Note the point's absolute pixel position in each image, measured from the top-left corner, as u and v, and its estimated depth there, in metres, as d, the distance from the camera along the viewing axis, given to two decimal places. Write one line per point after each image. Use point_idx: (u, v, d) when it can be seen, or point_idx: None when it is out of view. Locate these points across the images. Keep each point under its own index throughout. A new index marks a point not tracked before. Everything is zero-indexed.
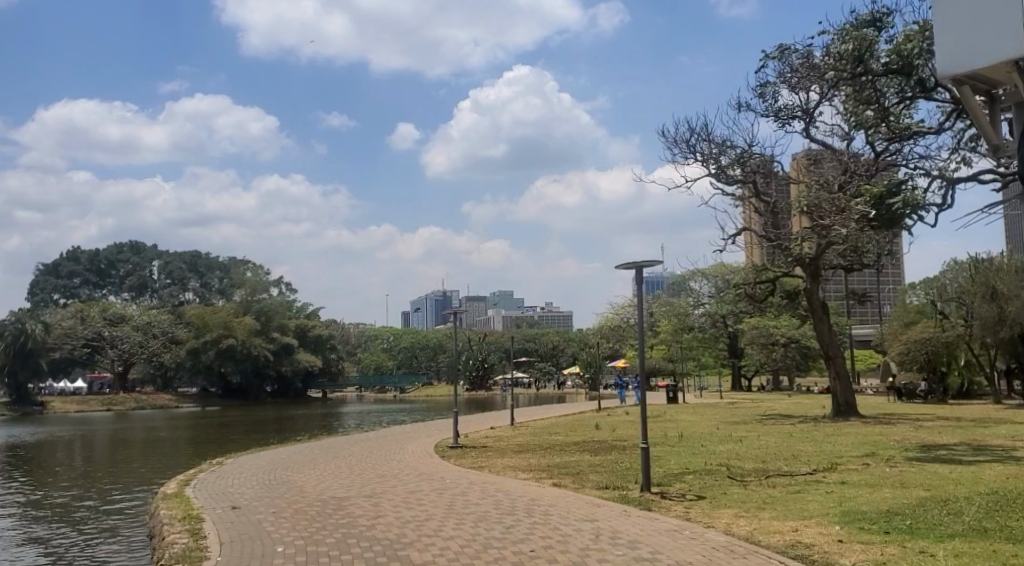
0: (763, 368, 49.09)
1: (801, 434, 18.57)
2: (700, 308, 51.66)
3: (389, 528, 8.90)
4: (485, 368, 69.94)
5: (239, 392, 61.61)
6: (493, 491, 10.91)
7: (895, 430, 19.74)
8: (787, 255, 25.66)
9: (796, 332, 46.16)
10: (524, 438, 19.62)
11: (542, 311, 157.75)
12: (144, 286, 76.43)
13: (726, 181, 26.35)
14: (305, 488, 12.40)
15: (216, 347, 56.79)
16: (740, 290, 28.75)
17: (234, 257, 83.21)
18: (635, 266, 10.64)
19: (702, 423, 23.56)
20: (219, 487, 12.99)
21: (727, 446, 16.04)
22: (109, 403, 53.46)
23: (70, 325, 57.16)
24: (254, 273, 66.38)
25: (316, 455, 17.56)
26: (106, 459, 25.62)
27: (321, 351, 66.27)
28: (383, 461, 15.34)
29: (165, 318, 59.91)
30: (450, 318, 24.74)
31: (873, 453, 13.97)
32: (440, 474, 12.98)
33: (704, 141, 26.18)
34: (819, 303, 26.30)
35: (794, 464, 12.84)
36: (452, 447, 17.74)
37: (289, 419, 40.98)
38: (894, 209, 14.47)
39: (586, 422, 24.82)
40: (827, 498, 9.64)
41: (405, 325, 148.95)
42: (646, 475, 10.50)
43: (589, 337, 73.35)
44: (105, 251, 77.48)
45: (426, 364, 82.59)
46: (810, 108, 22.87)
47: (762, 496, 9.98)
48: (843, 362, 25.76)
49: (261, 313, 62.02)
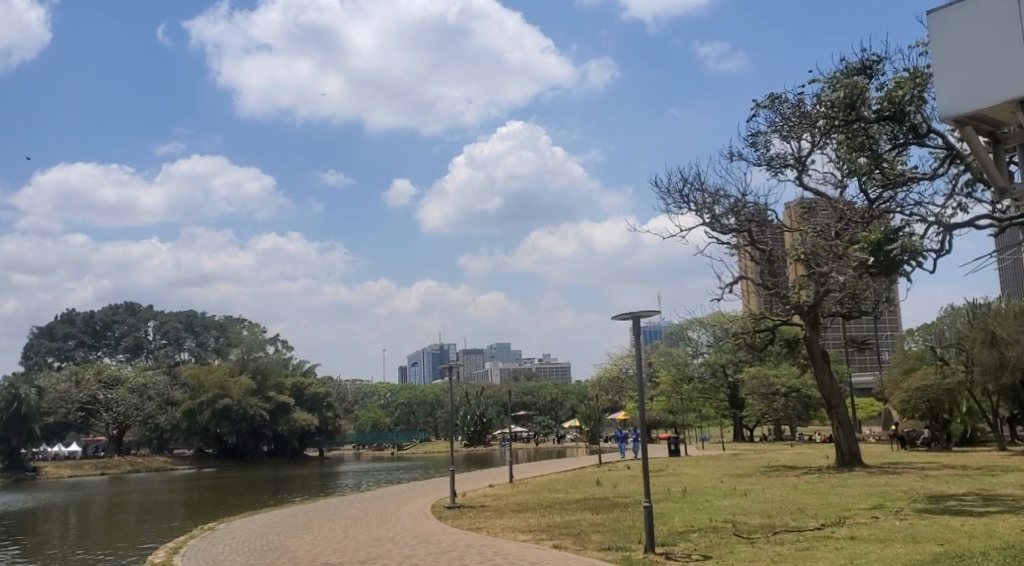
0: (764, 418, 48.59)
1: (807, 487, 18.14)
2: (698, 357, 51.73)
3: None
4: (483, 423, 69.18)
5: (236, 452, 60.79)
6: (491, 555, 10.53)
7: (902, 480, 19.31)
8: (786, 303, 25.49)
9: (796, 381, 45.84)
10: (524, 495, 19.16)
11: (540, 363, 157.35)
12: (140, 347, 75.99)
13: (721, 230, 26.33)
14: (297, 553, 11.99)
15: (213, 407, 56.24)
16: (739, 339, 28.51)
17: (230, 315, 82.87)
18: (632, 316, 10.42)
19: (705, 476, 23.07)
20: (208, 555, 12.57)
21: (732, 501, 15.63)
22: (103, 468, 52.59)
23: (64, 388, 56.51)
24: (251, 331, 66.04)
25: (310, 518, 17.07)
26: (97, 525, 25.05)
27: (318, 409, 65.57)
28: (378, 523, 14.89)
29: (161, 379, 59.24)
30: (447, 372, 24.15)
31: (882, 506, 13.61)
32: (437, 537, 12.58)
33: (697, 190, 26.25)
34: (819, 352, 25.99)
35: (802, 518, 12.46)
36: (449, 506, 17.27)
37: (285, 479, 40.32)
38: (892, 255, 14.37)
39: (586, 477, 24.34)
40: (837, 555, 9.29)
41: (403, 380, 148.00)
42: (649, 535, 10.13)
43: (588, 389, 72.77)
44: (100, 313, 77.06)
45: (423, 420, 81.72)
46: (802, 156, 22.96)
47: (770, 555, 9.60)
48: (846, 411, 25.36)
49: (258, 371, 61.47)
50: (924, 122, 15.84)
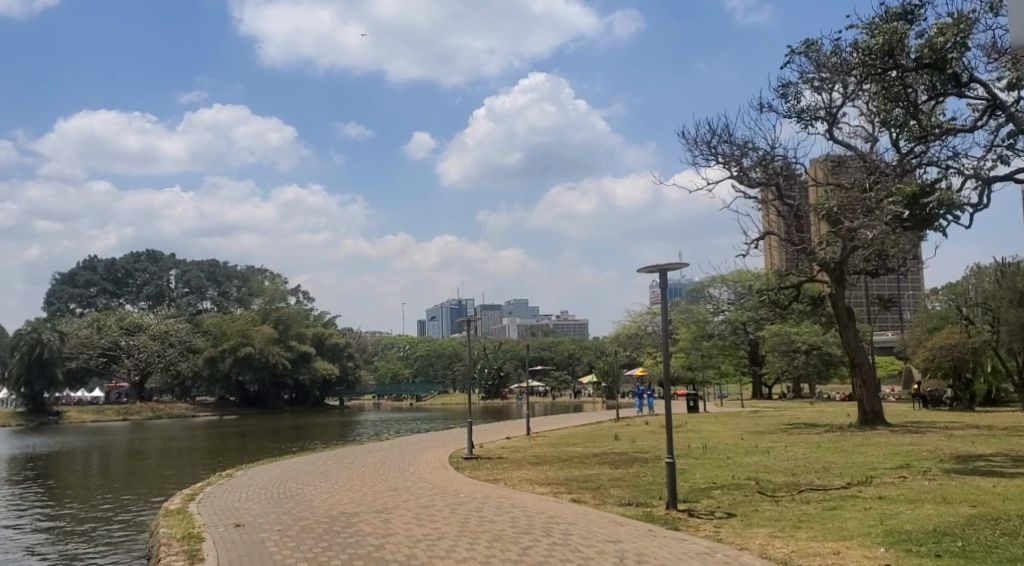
0: (783, 375, 48.22)
1: (831, 444, 17.86)
2: (719, 314, 51.29)
3: (398, 548, 8.31)
4: (501, 377, 69.41)
5: (257, 400, 61.48)
6: (509, 508, 10.32)
7: (925, 439, 18.95)
8: (812, 259, 24.92)
9: (818, 340, 45.23)
10: (542, 449, 19.00)
11: (558, 319, 157.73)
12: (161, 295, 76.79)
13: (748, 183, 25.68)
14: (313, 502, 11.84)
15: (234, 355, 56.76)
16: (762, 296, 28.03)
17: (251, 265, 83.24)
18: (659, 269, 10.01)
19: (724, 433, 22.86)
20: (225, 502, 12.49)
21: (755, 458, 15.36)
22: (125, 413, 53.21)
23: (87, 334, 56.95)
24: (273, 282, 66.30)
25: (329, 467, 17.04)
26: (119, 469, 25.30)
27: (338, 360, 65.94)
28: (395, 473, 14.75)
29: (183, 327, 59.66)
30: (465, 325, 23.96)
31: (909, 465, 13.25)
32: (455, 488, 12.39)
33: (725, 142, 25.58)
34: (845, 310, 25.42)
35: (826, 477, 12.19)
36: (467, 457, 17.14)
37: (305, 427, 40.57)
38: (926, 209, 13.84)
39: (604, 432, 24.17)
40: (867, 515, 8.96)
41: (421, 332, 148.46)
42: (672, 492, 9.85)
43: (606, 345, 72.69)
44: (122, 260, 77.45)
45: (442, 373, 82.12)
46: (834, 108, 22.22)
47: (796, 513, 9.31)
48: (870, 370, 24.87)
49: (278, 321, 61.82)
50: (965, 71, 15.09)
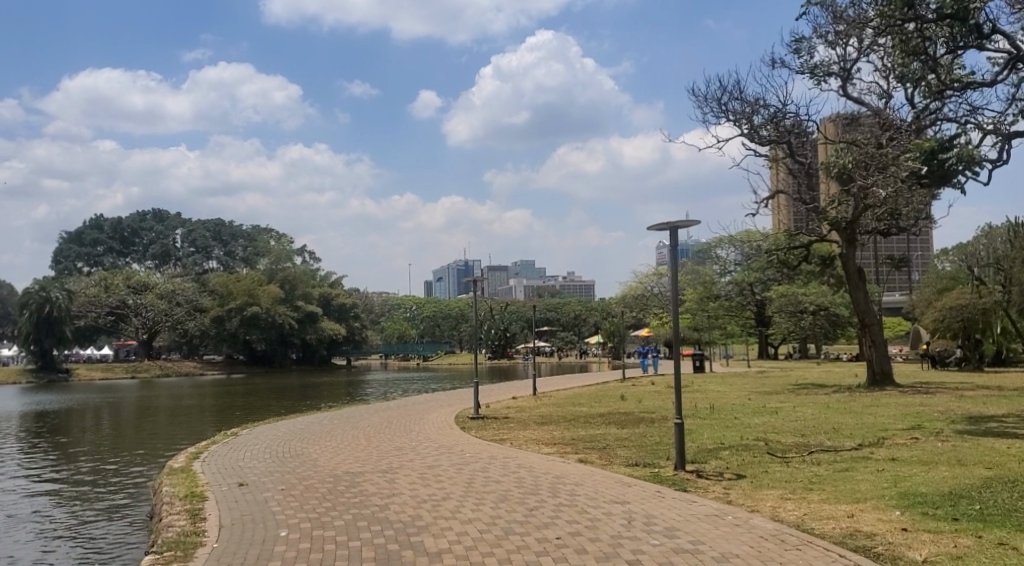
0: (789, 335, 48.03)
1: (840, 405, 17.72)
2: (726, 275, 51.06)
3: (402, 508, 8.16)
4: (507, 337, 69.50)
5: (264, 359, 61.76)
6: (515, 468, 10.17)
7: (936, 400, 18.78)
8: (823, 218, 24.52)
9: (825, 301, 44.76)
10: (547, 408, 18.90)
11: (565, 280, 157.71)
12: (168, 254, 76.72)
13: (759, 142, 25.21)
14: (317, 461, 11.74)
15: (241, 315, 56.91)
16: (772, 256, 27.69)
17: (257, 225, 83.06)
18: (670, 227, 9.72)
19: (732, 394, 22.74)
20: (229, 461, 12.40)
21: (763, 419, 15.22)
22: (134, 371, 53.52)
23: (95, 292, 56.95)
24: (279, 242, 66.12)
25: (334, 425, 16.97)
26: (127, 426, 25.40)
27: (344, 320, 66.00)
28: (401, 432, 14.65)
29: (190, 287, 59.58)
30: (472, 285, 23.77)
31: (921, 426, 13.07)
32: (460, 448, 12.26)
33: (736, 99, 25.09)
34: (855, 270, 25.06)
35: (838, 438, 12.01)
36: (473, 417, 17.02)
37: (313, 387, 40.68)
38: (944, 165, 13.47)
39: (611, 392, 24.10)
40: (880, 477, 8.77)
41: (427, 293, 148.40)
42: (681, 453, 9.69)
43: (613, 306, 72.55)
44: (128, 219, 77.29)
45: (448, 333, 82.19)
46: (848, 63, 21.68)
47: (807, 475, 9.15)
48: (879, 331, 24.60)
49: (285, 281, 61.83)
50: (987, 23, 14.58)
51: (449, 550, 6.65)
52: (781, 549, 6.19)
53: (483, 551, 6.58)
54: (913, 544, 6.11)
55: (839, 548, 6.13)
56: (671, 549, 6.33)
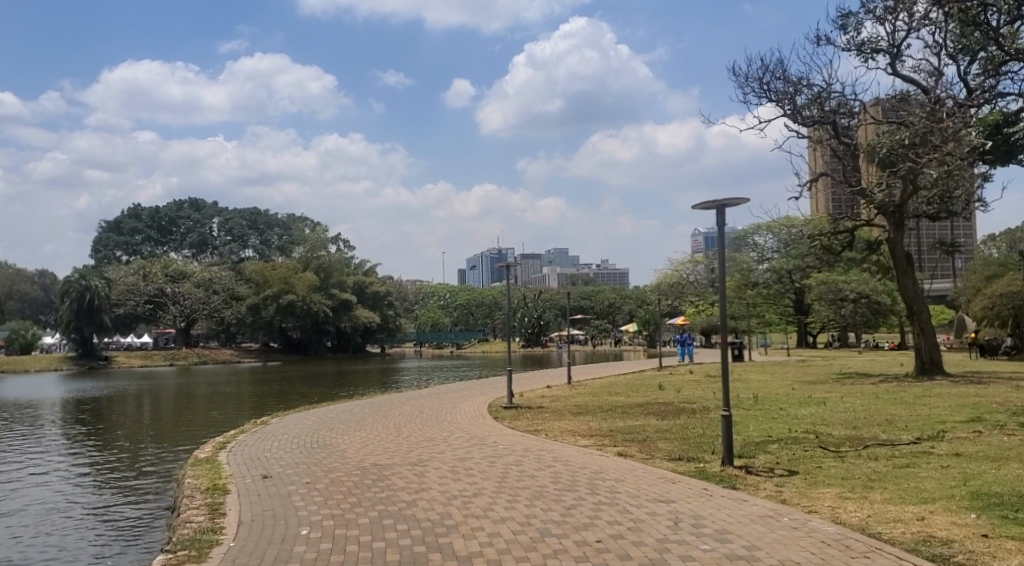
0: (829, 324, 46.77)
1: (891, 396, 16.91)
2: (763, 264, 50.00)
3: (432, 506, 7.68)
4: (541, 325, 68.94)
5: (300, 347, 62.19)
6: (551, 461, 9.69)
7: (992, 390, 17.85)
8: (869, 203, 23.46)
9: (867, 288, 43.29)
10: (583, 398, 18.38)
11: (600, 268, 156.38)
12: (204, 243, 77.38)
13: (802, 123, 24.23)
14: (345, 453, 11.35)
15: (277, 303, 57.01)
16: (814, 242, 26.70)
17: (292, 214, 83.43)
18: (717, 204, 9.08)
19: (774, 383, 21.97)
20: (256, 451, 12.06)
21: (810, 410, 14.49)
22: (172, 359, 53.94)
23: (133, 281, 57.45)
24: (313, 231, 66.12)
25: (364, 414, 16.59)
26: (164, 413, 25.42)
27: (378, 308, 65.87)
28: (432, 422, 14.25)
29: (226, 275, 59.89)
30: (505, 270, 23.23)
31: (982, 419, 12.25)
32: (494, 439, 11.80)
33: (779, 78, 24.17)
34: (903, 254, 24.00)
35: (894, 431, 11.29)
36: (507, 406, 16.54)
37: (348, 374, 40.52)
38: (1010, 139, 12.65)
39: (649, 381, 23.50)
40: (946, 474, 8.05)
41: (461, 282, 148.42)
42: (728, 447, 9.08)
43: (648, 294, 71.62)
44: (165, 209, 78.00)
45: (482, 321, 81.80)
46: (898, 40, 20.62)
47: (865, 472, 8.49)
48: (928, 319, 23.55)
49: (319, 269, 61.78)
50: None
51: (480, 554, 6.14)
52: (847, 557, 5.59)
53: (517, 555, 6.07)
54: (1000, 553, 5.46)
55: (913, 557, 5.51)
56: (723, 556, 5.78)
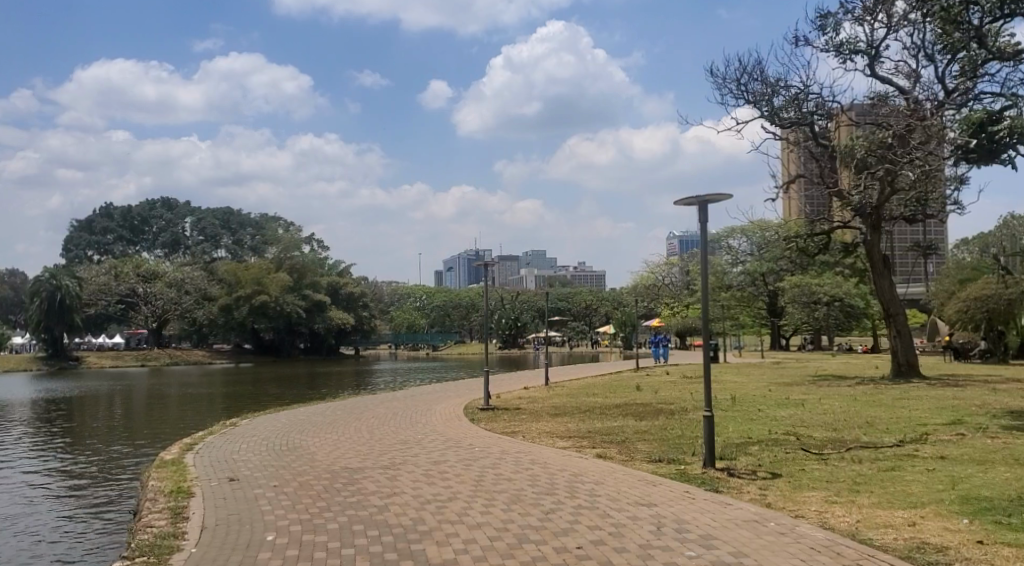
0: (803, 326, 46.96)
1: (869, 398, 16.81)
2: (737, 266, 50.14)
3: (406, 511, 7.35)
4: (518, 327, 68.66)
5: (273, 348, 61.51)
6: (528, 464, 9.39)
7: (968, 393, 17.79)
8: (847, 205, 23.42)
9: (840, 291, 43.37)
10: (561, 399, 18.11)
11: (576, 270, 156.31)
12: (177, 243, 76.34)
13: (780, 125, 24.14)
14: (316, 455, 11.00)
15: (250, 303, 56.21)
16: (790, 244, 26.64)
17: (266, 213, 82.46)
18: (698, 201, 8.85)
19: (751, 384, 21.86)
20: (223, 453, 11.66)
21: (790, 411, 14.35)
22: (143, 360, 53.04)
23: (104, 281, 56.50)
24: (288, 231, 65.38)
25: (337, 416, 16.21)
26: (135, 414, 24.85)
27: (353, 309, 65.17)
28: (406, 424, 13.92)
29: (198, 275, 58.94)
30: (482, 269, 22.88)
31: (962, 421, 12.11)
32: (469, 441, 11.48)
33: (757, 80, 24.09)
34: (880, 257, 23.99)
35: (876, 433, 11.15)
36: (483, 408, 16.23)
37: (322, 375, 39.96)
38: (994, 139, 12.45)
39: (627, 382, 23.30)
40: (933, 477, 7.86)
41: (438, 283, 147.79)
42: (710, 449, 8.85)
43: (625, 296, 71.58)
44: (137, 208, 76.72)
45: (458, 323, 81.33)
46: (876, 41, 20.59)
47: (850, 475, 8.29)
48: (904, 321, 23.53)
49: (293, 269, 61.08)
50: None
51: (454, 561, 5.84)
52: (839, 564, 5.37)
53: (493, 562, 5.79)
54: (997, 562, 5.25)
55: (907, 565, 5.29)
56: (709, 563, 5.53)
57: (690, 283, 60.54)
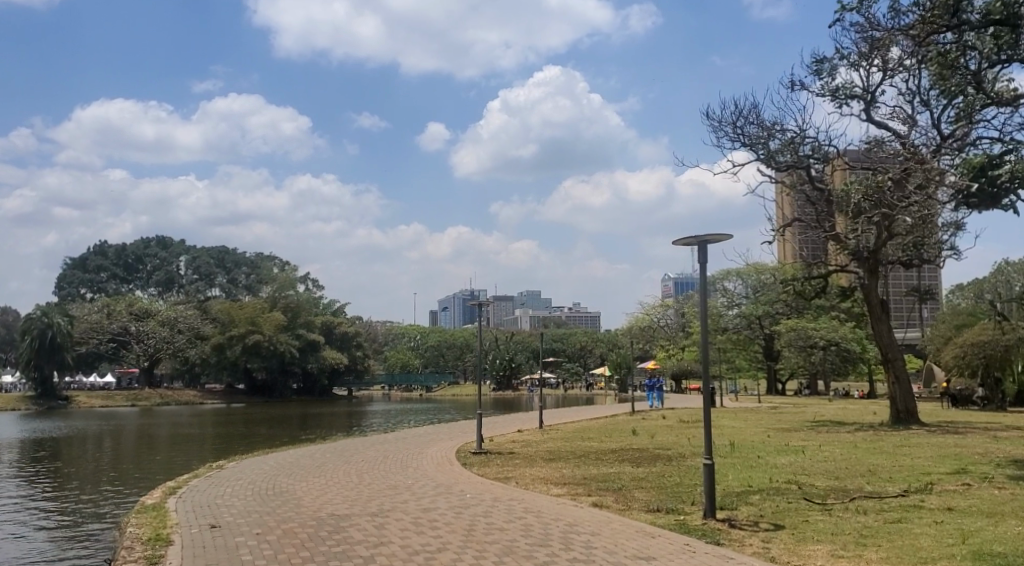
0: (800, 370, 46.61)
1: (870, 445, 16.47)
2: (733, 308, 49.98)
3: (392, 562, 7.02)
4: (512, 368, 68.15)
5: (266, 389, 60.85)
6: (522, 512, 9.06)
7: (970, 440, 17.48)
8: (845, 248, 23.29)
9: (836, 336, 43.05)
10: (555, 443, 17.74)
11: (571, 310, 156.06)
12: (171, 281, 75.97)
13: (776, 168, 24.13)
14: (303, 501, 10.64)
15: (243, 343, 55.70)
16: (787, 287, 26.46)
17: (262, 252, 82.25)
18: (698, 240, 8.67)
19: (749, 429, 21.51)
20: (207, 498, 11.29)
21: (790, 459, 14.03)
22: (134, 399, 52.35)
23: (96, 319, 56.07)
24: (283, 271, 65.14)
25: (327, 459, 15.82)
26: (122, 455, 24.32)
27: (346, 348, 64.64)
28: (396, 468, 13.57)
29: (192, 313, 58.52)
30: (477, 309, 22.59)
31: (967, 471, 11.81)
32: (460, 488, 11.14)
33: (753, 123, 24.15)
34: (877, 301, 23.79)
35: (879, 482, 10.85)
36: (476, 452, 15.86)
37: (313, 417, 39.40)
38: (996, 182, 12.32)
39: (623, 426, 22.94)
40: (941, 530, 7.57)
41: (433, 322, 147.77)
42: (710, 499, 8.54)
43: (620, 338, 71.26)
44: (132, 246, 76.43)
45: (452, 363, 80.75)
46: (871, 87, 20.66)
47: (856, 526, 7.98)
48: (903, 367, 23.21)
49: (287, 308, 60.71)
50: None
51: None
52: None
53: None
54: None
55: None
56: None
57: (686, 326, 60.26)
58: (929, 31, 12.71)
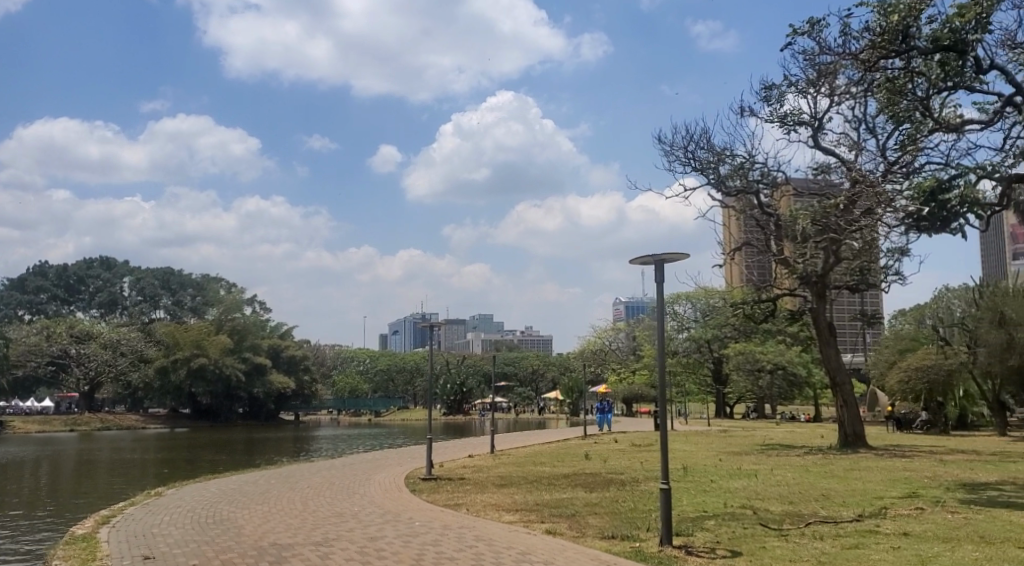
0: (748, 394, 47.01)
1: (821, 469, 16.48)
2: (683, 332, 50.34)
3: None
4: (463, 392, 67.53)
5: (210, 413, 59.37)
6: (473, 540, 8.76)
7: (917, 464, 17.61)
8: (794, 272, 23.51)
9: (782, 359, 43.56)
10: (507, 468, 17.42)
11: (523, 334, 156.01)
12: (114, 303, 73.74)
13: (726, 193, 24.33)
14: (244, 530, 10.15)
15: (187, 366, 54.21)
16: (737, 311, 26.60)
17: (208, 274, 80.46)
18: (655, 260, 8.52)
19: (700, 453, 21.41)
20: (141, 527, 10.74)
21: (742, 483, 13.94)
22: (72, 424, 50.47)
23: (34, 341, 54.08)
24: (229, 292, 63.76)
25: (271, 486, 15.27)
26: (57, 482, 23.25)
27: (294, 372, 63.39)
28: (343, 495, 13.13)
29: (135, 336, 56.88)
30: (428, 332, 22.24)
31: (918, 495, 11.81)
32: (410, 515, 10.78)
33: (704, 148, 24.37)
34: (825, 325, 24.00)
35: (834, 507, 10.79)
36: (425, 478, 15.47)
37: (259, 442, 38.34)
38: (946, 207, 12.46)
39: (575, 450, 22.70)
40: (899, 556, 7.46)
41: (382, 346, 146.42)
42: (667, 525, 8.33)
43: (572, 361, 71.19)
44: (73, 266, 74.20)
45: (402, 388, 79.78)
46: (819, 114, 20.99)
47: (814, 553, 7.84)
48: (850, 390, 23.41)
49: (233, 331, 59.40)
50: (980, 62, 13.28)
51: None
52: None
53: None
54: None
55: None
56: None
57: (637, 350, 60.46)
58: (879, 56, 12.85)
